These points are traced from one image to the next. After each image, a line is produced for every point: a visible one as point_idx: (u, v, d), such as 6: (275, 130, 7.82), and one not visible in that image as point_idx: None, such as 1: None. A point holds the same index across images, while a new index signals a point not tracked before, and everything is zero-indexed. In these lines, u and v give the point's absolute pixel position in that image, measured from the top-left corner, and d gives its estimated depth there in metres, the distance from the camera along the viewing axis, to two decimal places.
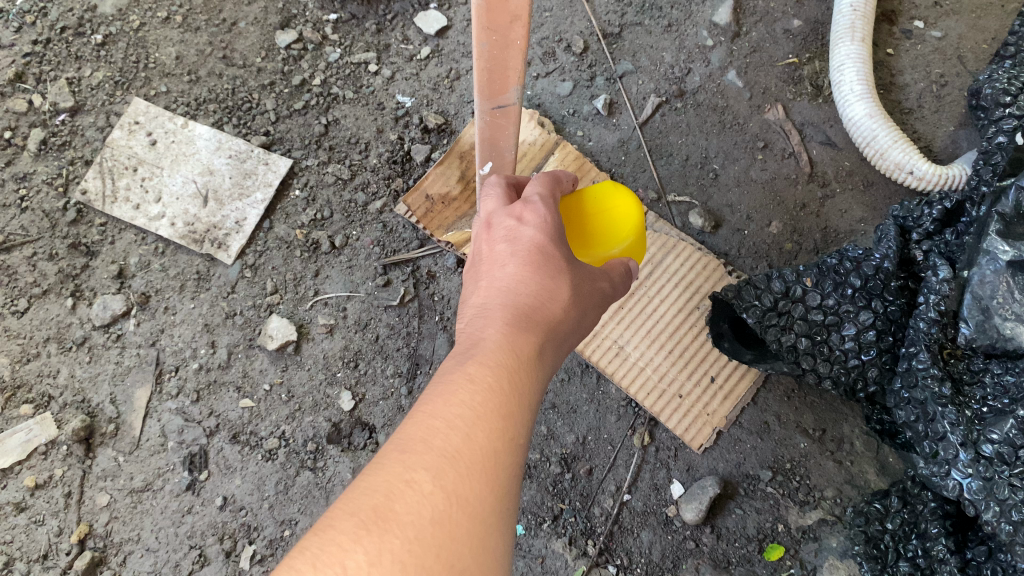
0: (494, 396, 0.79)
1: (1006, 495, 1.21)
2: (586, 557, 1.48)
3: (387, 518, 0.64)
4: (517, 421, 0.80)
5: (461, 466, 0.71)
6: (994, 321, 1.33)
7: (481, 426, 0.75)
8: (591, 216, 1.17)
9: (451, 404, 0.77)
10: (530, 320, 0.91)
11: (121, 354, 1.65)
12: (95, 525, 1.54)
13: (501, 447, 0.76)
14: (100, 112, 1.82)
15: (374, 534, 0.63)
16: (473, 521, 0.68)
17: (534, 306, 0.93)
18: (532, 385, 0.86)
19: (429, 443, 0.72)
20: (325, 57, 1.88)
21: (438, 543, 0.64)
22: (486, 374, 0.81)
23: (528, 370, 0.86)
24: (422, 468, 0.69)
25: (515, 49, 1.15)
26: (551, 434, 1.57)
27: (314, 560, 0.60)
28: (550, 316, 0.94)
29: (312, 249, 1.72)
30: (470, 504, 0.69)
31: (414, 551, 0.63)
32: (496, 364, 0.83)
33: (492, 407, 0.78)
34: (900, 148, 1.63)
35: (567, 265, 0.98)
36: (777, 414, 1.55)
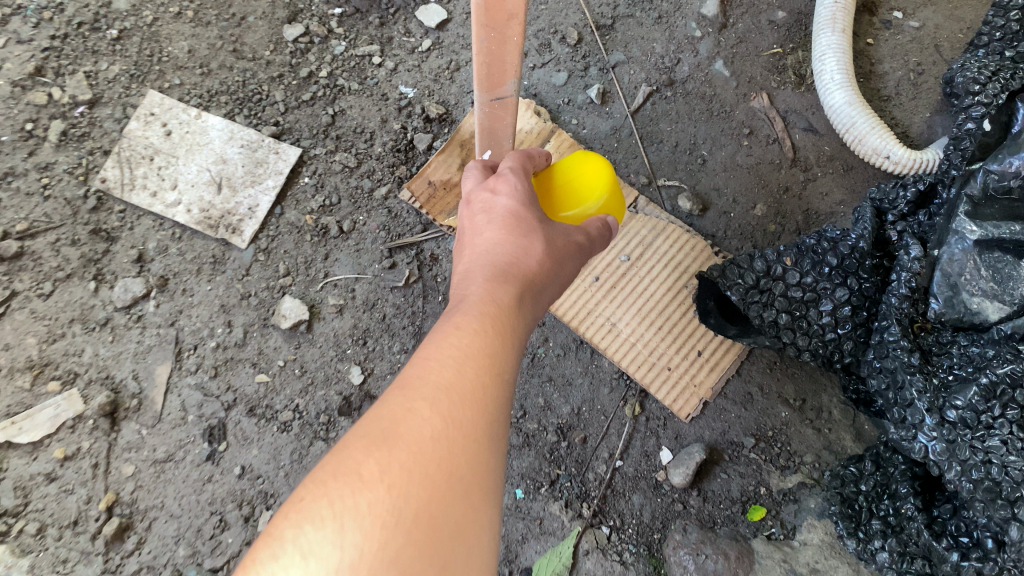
0: (479, 337, 0.89)
1: (967, 456, 1.31)
2: (581, 518, 1.58)
3: (394, 436, 0.72)
4: (502, 359, 0.89)
5: (454, 393, 0.80)
6: (962, 297, 1.44)
7: (470, 362, 0.85)
8: (561, 187, 1.30)
9: (443, 346, 0.86)
10: (510, 274, 1.01)
11: (142, 334, 1.75)
12: (121, 494, 1.63)
13: (489, 379, 0.85)
14: (117, 104, 1.91)
15: (383, 449, 0.71)
16: (469, 438, 0.77)
17: (512, 263, 1.03)
18: (515, 330, 0.96)
19: (425, 377, 0.81)
20: (331, 50, 1.97)
21: (440, 454, 0.73)
22: (472, 321, 0.91)
23: (511, 315, 0.96)
24: (420, 396, 0.77)
25: (511, 45, 1.24)
26: (547, 405, 1.68)
27: (334, 473, 0.69)
28: (528, 270, 1.04)
29: (322, 233, 1.82)
30: (465, 424, 0.78)
31: (419, 462, 0.71)
32: (481, 311, 0.92)
33: (479, 347, 0.88)
34: (877, 134, 1.72)
35: (539, 227, 1.09)
36: (760, 385, 1.66)
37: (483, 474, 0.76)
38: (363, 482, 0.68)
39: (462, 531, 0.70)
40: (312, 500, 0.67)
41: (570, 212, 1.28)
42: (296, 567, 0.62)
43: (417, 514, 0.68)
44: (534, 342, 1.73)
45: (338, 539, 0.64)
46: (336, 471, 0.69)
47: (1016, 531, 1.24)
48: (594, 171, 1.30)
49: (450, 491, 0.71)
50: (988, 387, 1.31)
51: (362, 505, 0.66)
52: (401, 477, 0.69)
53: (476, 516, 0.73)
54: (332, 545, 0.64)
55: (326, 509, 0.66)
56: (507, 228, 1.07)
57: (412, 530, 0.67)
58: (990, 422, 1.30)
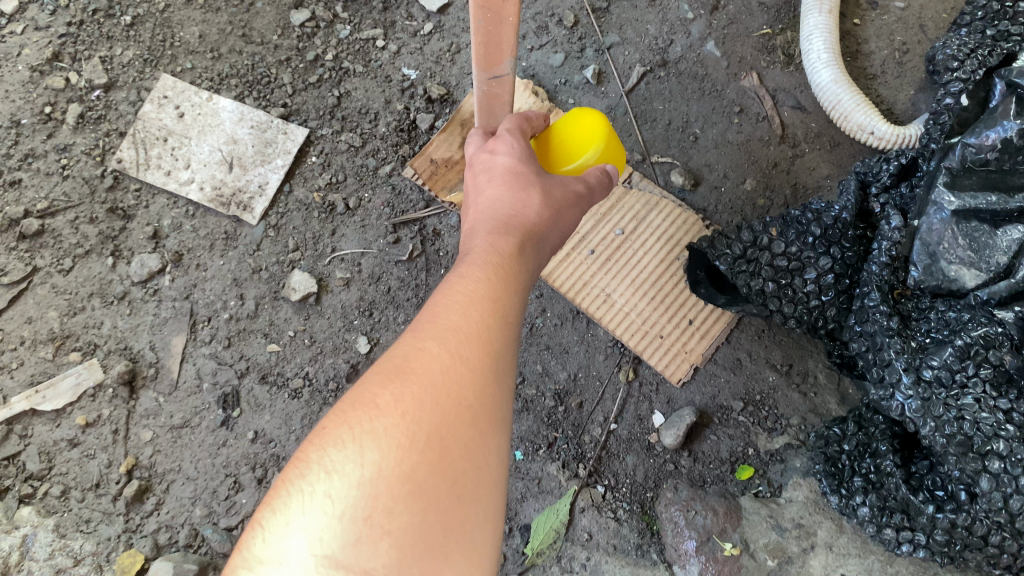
0: (483, 285, 0.97)
1: (941, 412, 1.38)
2: (577, 478, 1.66)
3: (405, 370, 0.80)
4: (505, 303, 0.97)
5: (461, 333, 0.87)
6: (940, 265, 1.54)
7: (476, 306, 0.93)
8: (557, 143, 1.35)
9: (450, 295, 0.94)
10: (512, 230, 1.09)
11: (158, 307, 1.83)
12: (141, 458, 1.72)
13: (494, 321, 0.93)
14: (132, 88, 1.98)
15: (396, 381, 0.79)
16: (476, 370, 0.85)
17: (513, 218, 1.11)
18: (517, 278, 1.04)
19: (434, 322, 0.89)
20: (336, 34, 2.04)
21: (449, 385, 0.81)
22: (477, 272, 0.99)
23: (512, 266, 1.04)
24: (430, 336, 0.85)
25: (507, 25, 1.31)
26: (545, 371, 1.76)
27: (354, 404, 0.77)
28: (528, 226, 1.11)
29: (329, 210, 1.89)
30: (472, 359, 0.85)
31: (429, 391, 0.79)
32: (484, 263, 1.00)
33: (484, 293, 0.95)
34: (862, 110, 1.79)
35: (537, 183, 1.17)
36: (748, 351, 1.74)
37: (489, 402, 0.83)
38: (378, 409, 0.76)
39: (471, 452, 0.78)
40: (334, 428, 0.75)
41: (569, 166, 1.33)
42: (322, 483, 0.71)
43: (430, 435, 0.75)
44: (532, 312, 1.80)
45: (358, 458, 0.72)
46: (355, 402, 0.77)
47: (987, 482, 1.32)
48: (589, 123, 1.34)
49: (459, 415, 0.79)
50: (963, 348, 1.39)
51: (379, 429, 0.74)
52: (414, 404, 0.77)
53: (485, 440, 0.80)
54: (352, 464, 0.71)
55: (346, 434, 0.74)
56: (507, 187, 1.15)
57: (425, 449, 0.74)
58: (964, 381, 1.37)
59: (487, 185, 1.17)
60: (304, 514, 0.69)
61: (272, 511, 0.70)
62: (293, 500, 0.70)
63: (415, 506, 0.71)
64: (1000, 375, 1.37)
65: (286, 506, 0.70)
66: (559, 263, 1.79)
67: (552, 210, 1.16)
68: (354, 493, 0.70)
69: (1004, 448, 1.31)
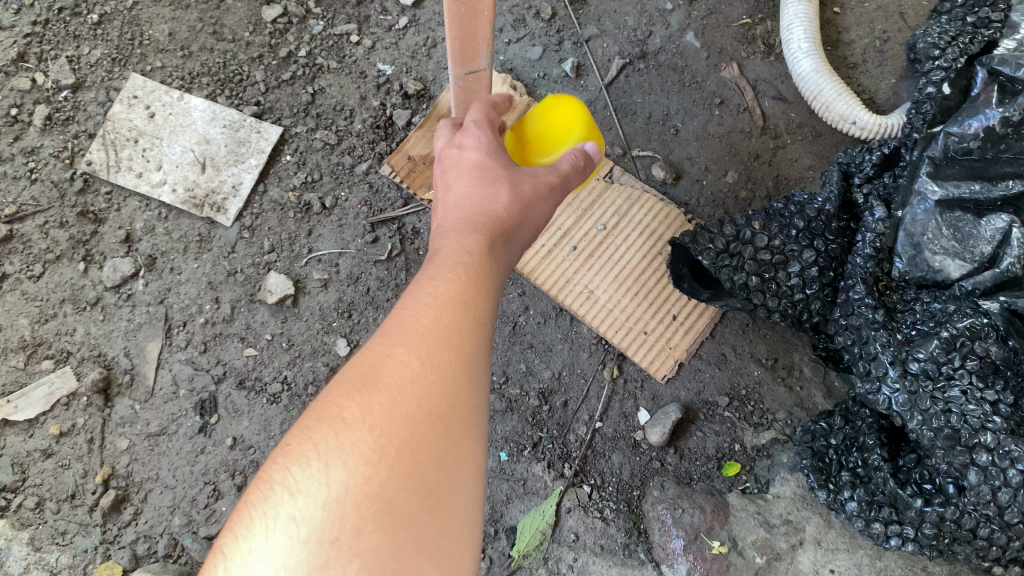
0: (452, 286, 0.93)
1: (928, 405, 1.37)
2: (563, 478, 1.63)
3: (372, 380, 0.77)
4: (478, 304, 0.94)
5: (432, 337, 0.84)
6: (925, 255, 1.54)
7: (447, 308, 0.89)
8: (540, 133, 1.36)
9: (421, 298, 0.91)
10: (483, 228, 1.07)
11: (132, 312, 1.79)
12: (117, 467, 1.69)
13: (466, 323, 0.90)
14: (101, 88, 1.94)
15: (363, 393, 0.76)
16: (449, 376, 0.81)
17: (483, 216, 1.08)
18: (489, 280, 1.01)
19: (404, 326, 0.86)
20: (309, 30, 2.00)
21: (420, 393, 0.77)
22: (447, 273, 0.96)
23: (483, 266, 1.01)
24: (400, 343, 0.82)
25: (482, 19, 1.29)
26: (529, 370, 1.73)
27: (320, 419, 0.74)
28: (497, 223, 1.09)
29: (305, 210, 1.86)
30: (445, 364, 0.82)
31: (398, 400, 0.75)
32: (454, 265, 0.98)
33: (455, 295, 0.92)
34: (844, 100, 1.77)
35: (505, 178, 1.14)
36: (733, 346, 1.72)
37: (463, 409, 0.80)
38: (345, 424, 0.73)
39: (445, 462, 0.75)
40: (298, 445, 0.72)
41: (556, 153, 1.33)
42: (286, 506, 0.68)
43: (400, 448, 0.72)
44: (515, 310, 1.77)
45: (324, 477, 0.69)
46: (321, 417, 0.74)
47: (975, 475, 1.31)
48: (566, 106, 1.35)
49: (430, 424, 0.76)
50: (949, 340, 1.40)
51: (346, 445, 0.71)
52: (382, 416, 0.74)
53: (460, 448, 0.77)
54: (318, 483, 0.69)
55: (311, 451, 0.72)
56: (475, 185, 1.13)
57: (395, 463, 0.71)
58: (951, 373, 1.38)
59: (455, 185, 1.15)
60: (267, 539, 0.67)
61: (235, 537, 0.68)
62: (256, 524, 0.68)
63: (386, 523, 0.68)
64: (986, 366, 1.38)
65: (250, 532, 0.68)
66: (541, 260, 1.77)
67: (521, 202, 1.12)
68: (321, 514, 0.67)
69: (992, 440, 1.31)
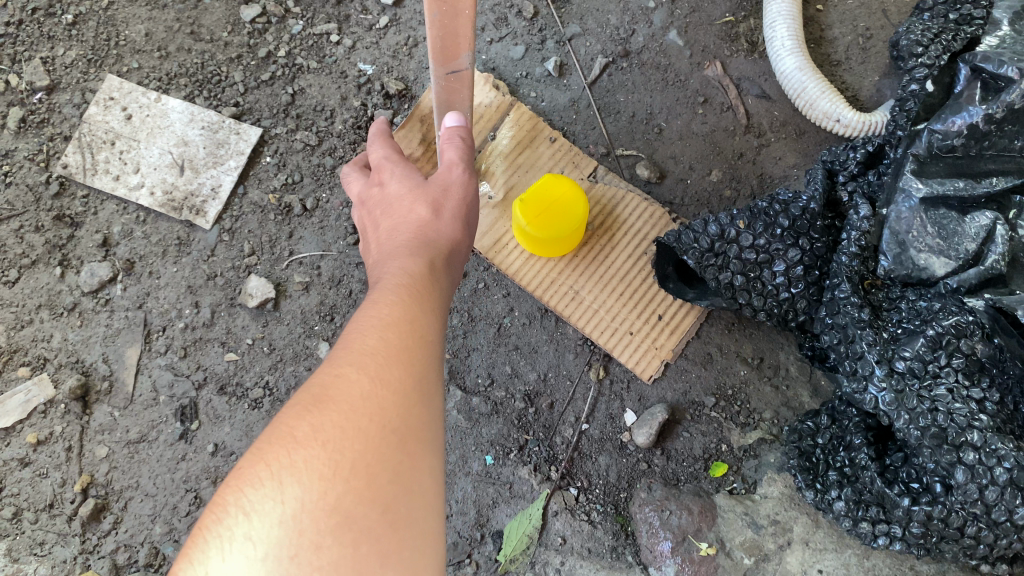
0: (399, 306, 0.99)
1: (914, 404, 1.37)
2: (549, 481, 1.62)
3: (323, 400, 0.82)
4: (425, 322, 1.00)
5: (381, 354, 0.89)
6: (910, 253, 1.54)
7: (395, 326, 0.95)
8: None
9: (370, 318, 0.96)
10: (423, 248, 1.18)
11: (110, 317, 1.76)
12: (96, 475, 1.66)
13: (416, 341, 0.95)
14: (76, 89, 1.90)
15: (314, 411, 0.81)
16: (401, 390, 0.86)
17: (424, 235, 1.21)
18: (434, 301, 1.08)
19: (354, 344, 0.91)
20: (289, 30, 1.98)
21: (372, 408, 0.82)
22: (394, 296, 1.02)
23: (429, 288, 1.08)
24: (350, 362, 0.87)
25: (463, 18, 1.27)
26: (514, 372, 1.71)
27: (273, 437, 0.78)
28: (434, 238, 1.22)
29: (285, 212, 1.83)
30: (395, 379, 0.87)
31: (349, 416, 0.80)
32: (399, 289, 1.04)
33: (403, 314, 0.98)
34: (827, 98, 1.76)
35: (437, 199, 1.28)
36: (719, 345, 1.71)
37: (416, 420, 0.85)
38: (297, 442, 0.77)
39: (401, 473, 0.79)
40: (251, 467, 0.76)
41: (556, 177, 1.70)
42: (241, 527, 0.72)
43: (354, 463, 0.77)
44: (500, 312, 1.76)
45: (278, 494, 0.73)
46: (274, 437, 0.79)
47: (962, 474, 1.31)
48: None
49: (384, 438, 0.80)
50: (934, 338, 1.40)
51: (299, 462, 0.76)
52: (334, 433, 0.78)
53: (416, 459, 0.82)
54: (273, 502, 0.73)
55: (264, 472, 0.75)
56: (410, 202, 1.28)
57: (349, 477, 0.76)
58: (936, 371, 1.38)
59: (389, 206, 1.29)
60: (225, 560, 0.70)
61: (190, 561, 0.71)
62: (213, 547, 0.71)
63: (344, 537, 0.72)
64: (971, 364, 1.39)
65: (206, 555, 0.71)
66: (525, 262, 1.75)
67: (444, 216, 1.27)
68: (276, 532, 0.71)
69: (978, 438, 1.31)
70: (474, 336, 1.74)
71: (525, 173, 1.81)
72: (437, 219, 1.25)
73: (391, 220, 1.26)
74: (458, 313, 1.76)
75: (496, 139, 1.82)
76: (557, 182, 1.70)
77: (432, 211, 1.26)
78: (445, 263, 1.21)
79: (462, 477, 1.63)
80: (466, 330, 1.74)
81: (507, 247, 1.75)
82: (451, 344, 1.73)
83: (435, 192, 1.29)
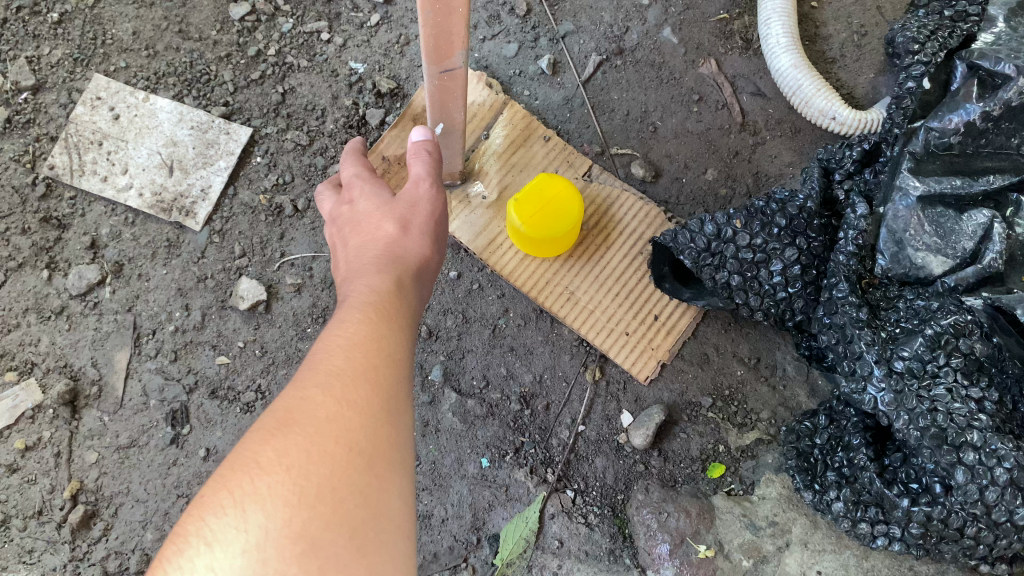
0: (367, 326, 1.00)
1: (914, 405, 1.36)
2: (546, 484, 1.60)
3: (288, 424, 0.82)
4: (391, 340, 1.00)
5: (347, 375, 0.90)
6: (907, 252, 1.53)
7: (361, 346, 0.95)
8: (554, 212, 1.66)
9: (335, 339, 0.97)
10: (392, 266, 1.18)
11: (99, 321, 1.74)
12: (86, 481, 1.63)
13: (383, 359, 0.96)
14: (62, 89, 1.87)
15: (277, 436, 0.81)
16: (367, 411, 0.87)
17: (393, 254, 1.21)
18: (402, 317, 1.08)
19: (319, 365, 0.91)
20: (278, 28, 1.95)
21: (337, 430, 0.83)
22: (358, 314, 1.03)
23: (396, 304, 1.09)
24: (314, 384, 0.88)
25: (457, 16, 1.25)
26: (509, 374, 1.69)
27: (236, 464, 0.79)
28: (404, 257, 1.22)
29: (276, 213, 1.81)
30: (362, 399, 0.88)
31: (315, 440, 0.81)
32: (364, 306, 1.04)
33: (368, 333, 0.99)
34: (823, 95, 1.75)
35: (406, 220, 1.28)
36: (715, 346, 1.70)
37: (384, 441, 0.86)
38: (261, 468, 0.78)
39: (369, 495, 0.80)
40: (214, 495, 0.76)
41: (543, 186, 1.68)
42: (204, 557, 0.72)
43: (319, 488, 0.77)
44: (495, 313, 1.74)
45: (242, 523, 0.73)
46: (237, 463, 0.79)
47: (962, 474, 1.30)
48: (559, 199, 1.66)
49: (351, 461, 0.81)
50: (933, 337, 1.39)
51: (263, 488, 0.76)
52: (299, 457, 0.79)
53: (384, 480, 0.82)
54: (236, 530, 0.73)
55: (227, 499, 0.76)
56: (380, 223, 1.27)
57: (316, 501, 0.76)
58: (935, 371, 1.37)
59: (358, 226, 1.29)
60: None
61: None
62: None
63: (310, 564, 0.72)
64: (970, 363, 1.38)
65: None
66: (519, 262, 1.73)
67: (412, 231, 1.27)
68: (239, 561, 0.71)
69: (978, 439, 1.30)
70: (469, 338, 1.72)
71: (519, 173, 1.79)
72: (404, 236, 1.25)
73: (360, 237, 1.26)
74: (452, 314, 1.74)
75: (489, 138, 1.80)
76: (551, 181, 1.67)
77: (400, 229, 1.27)
78: (415, 280, 1.21)
79: (458, 480, 1.61)
80: (461, 332, 1.72)
81: (501, 248, 1.74)
82: (446, 345, 1.71)
83: (402, 209, 1.30)
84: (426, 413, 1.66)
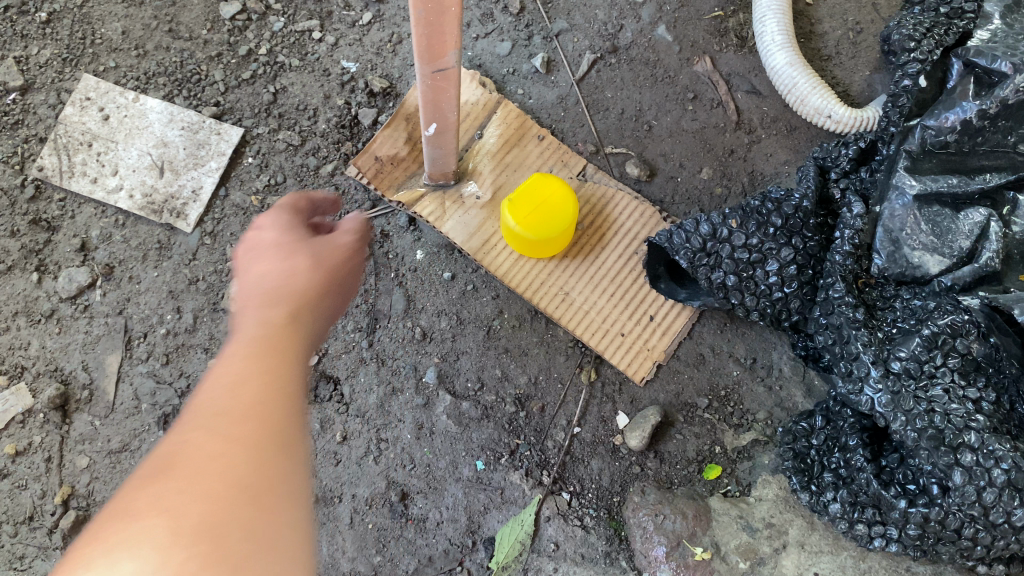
0: (254, 359, 0.90)
1: (911, 406, 1.35)
2: (541, 486, 1.59)
3: (171, 467, 0.78)
4: (288, 370, 0.92)
5: (232, 412, 0.83)
6: (904, 251, 1.52)
7: (253, 379, 0.88)
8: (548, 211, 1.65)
9: (219, 373, 0.88)
10: (288, 296, 1.03)
11: (90, 324, 1.72)
12: (77, 486, 1.62)
13: (276, 389, 0.88)
14: (51, 90, 1.86)
15: (155, 482, 0.76)
16: (255, 445, 0.81)
17: (289, 284, 1.04)
18: (303, 346, 0.99)
19: (199, 408, 0.84)
20: (269, 27, 1.93)
21: (217, 470, 0.77)
22: (251, 343, 0.93)
23: (298, 331, 1.00)
24: (198, 426, 0.82)
25: (450, 16, 1.23)
26: (504, 376, 1.68)
27: (110, 515, 0.73)
28: (304, 290, 1.05)
29: (268, 214, 1.79)
30: (248, 435, 0.82)
31: (196, 479, 0.76)
32: (259, 334, 0.95)
33: (260, 363, 0.90)
34: (819, 94, 1.74)
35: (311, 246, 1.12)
36: (711, 346, 1.69)
37: (274, 475, 0.80)
38: (135, 515, 0.72)
39: (252, 530, 0.75)
40: (84, 548, 0.70)
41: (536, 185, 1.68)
42: None
43: (196, 529, 0.72)
44: (489, 314, 1.73)
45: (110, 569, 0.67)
46: (113, 511, 0.74)
47: (960, 476, 1.29)
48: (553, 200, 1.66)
49: (232, 497, 0.76)
50: (930, 338, 1.39)
51: (139, 533, 0.71)
52: (176, 498, 0.74)
53: (272, 515, 0.78)
54: None
55: (98, 550, 0.69)
56: (278, 249, 1.09)
57: (195, 542, 0.71)
58: (932, 372, 1.37)
59: (254, 253, 1.09)
60: None
61: None
62: None
63: None
64: (967, 364, 1.37)
65: None
66: (514, 263, 1.71)
67: (326, 269, 1.09)
68: None
69: (975, 440, 1.30)
70: (463, 339, 1.71)
71: (513, 173, 1.78)
72: (311, 272, 1.07)
73: (257, 263, 1.07)
74: (446, 316, 1.72)
75: (483, 138, 1.79)
76: (546, 182, 1.67)
77: (308, 262, 1.09)
78: (313, 319, 1.05)
79: (453, 483, 1.60)
80: (455, 334, 1.71)
81: (495, 248, 1.72)
82: (440, 347, 1.70)
83: (313, 245, 1.12)
84: (420, 415, 1.64)
